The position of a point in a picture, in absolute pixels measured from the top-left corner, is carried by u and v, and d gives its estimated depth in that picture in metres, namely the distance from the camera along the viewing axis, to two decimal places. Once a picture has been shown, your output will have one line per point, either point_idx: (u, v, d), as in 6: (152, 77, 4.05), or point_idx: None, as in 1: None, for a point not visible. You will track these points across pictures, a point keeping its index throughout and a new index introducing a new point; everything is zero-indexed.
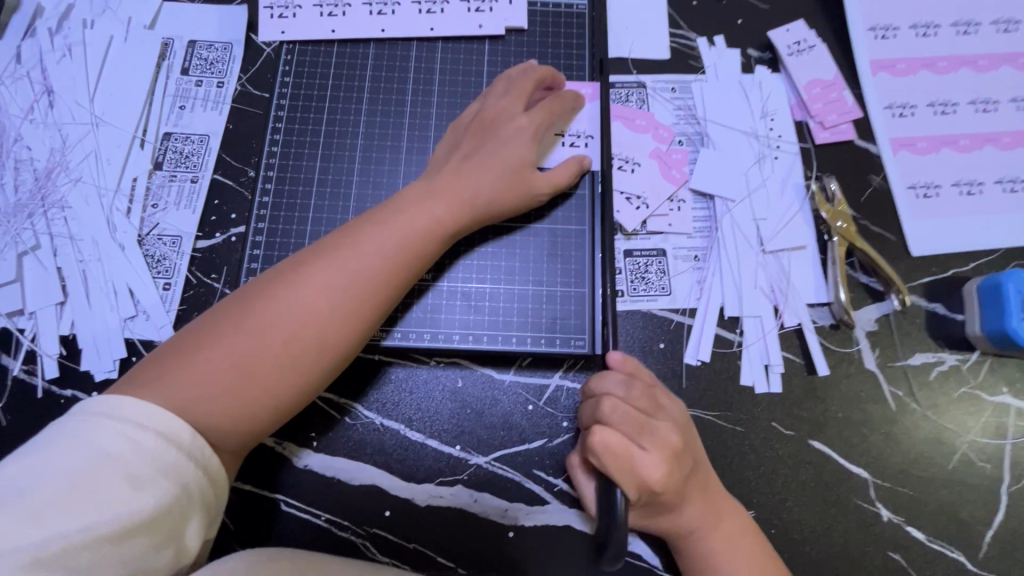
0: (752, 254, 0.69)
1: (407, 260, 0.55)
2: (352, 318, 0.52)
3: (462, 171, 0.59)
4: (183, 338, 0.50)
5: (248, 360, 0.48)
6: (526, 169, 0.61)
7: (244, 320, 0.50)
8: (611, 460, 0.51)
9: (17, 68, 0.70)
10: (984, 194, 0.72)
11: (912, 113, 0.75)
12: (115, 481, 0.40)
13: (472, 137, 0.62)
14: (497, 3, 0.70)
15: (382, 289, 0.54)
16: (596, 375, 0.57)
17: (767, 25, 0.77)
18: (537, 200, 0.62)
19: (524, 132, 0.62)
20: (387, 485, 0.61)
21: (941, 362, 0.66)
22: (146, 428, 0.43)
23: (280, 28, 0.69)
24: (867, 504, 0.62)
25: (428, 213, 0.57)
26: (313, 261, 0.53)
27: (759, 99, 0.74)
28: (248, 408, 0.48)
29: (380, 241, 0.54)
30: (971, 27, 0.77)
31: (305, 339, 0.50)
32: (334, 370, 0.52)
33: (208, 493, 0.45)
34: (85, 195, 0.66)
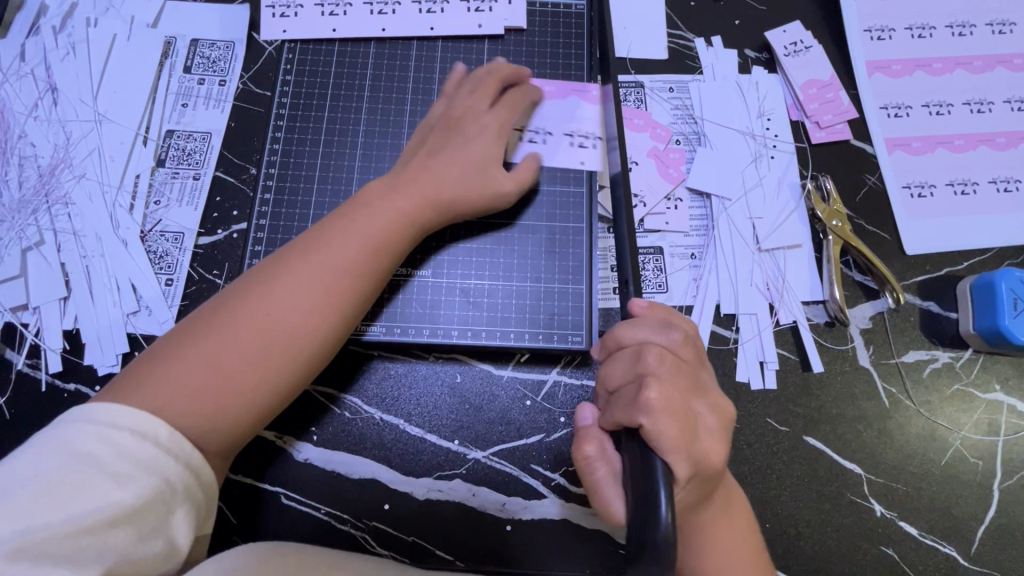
0: (747, 252, 0.70)
1: (376, 252, 0.55)
2: (323, 310, 0.52)
3: (428, 166, 0.60)
4: (156, 347, 0.50)
5: (222, 360, 0.49)
6: (490, 168, 0.61)
7: (215, 323, 0.50)
8: (670, 427, 0.43)
9: (21, 65, 0.70)
10: (978, 194, 0.73)
11: (907, 113, 0.75)
12: (92, 476, 0.40)
13: (437, 135, 0.62)
14: (497, 3, 0.71)
15: (352, 281, 0.54)
16: (626, 322, 0.50)
17: (764, 25, 0.78)
18: (499, 200, 0.62)
19: (490, 128, 0.61)
20: (387, 478, 0.61)
21: (935, 359, 0.67)
22: (121, 426, 0.43)
23: (283, 27, 0.70)
24: (860, 499, 0.62)
25: (394, 206, 0.57)
26: (280, 260, 0.53)
27: (756, 99, 0.75)
28: (226, 407, 0.48)
29: (349, 236, 0.55)
30: (967, 28, 0.78)
31: (277, 335, 0.51)
32: (312, 362, 0.53)
33: (192, 485, 0.45)
34: (88, 191, 0.67)
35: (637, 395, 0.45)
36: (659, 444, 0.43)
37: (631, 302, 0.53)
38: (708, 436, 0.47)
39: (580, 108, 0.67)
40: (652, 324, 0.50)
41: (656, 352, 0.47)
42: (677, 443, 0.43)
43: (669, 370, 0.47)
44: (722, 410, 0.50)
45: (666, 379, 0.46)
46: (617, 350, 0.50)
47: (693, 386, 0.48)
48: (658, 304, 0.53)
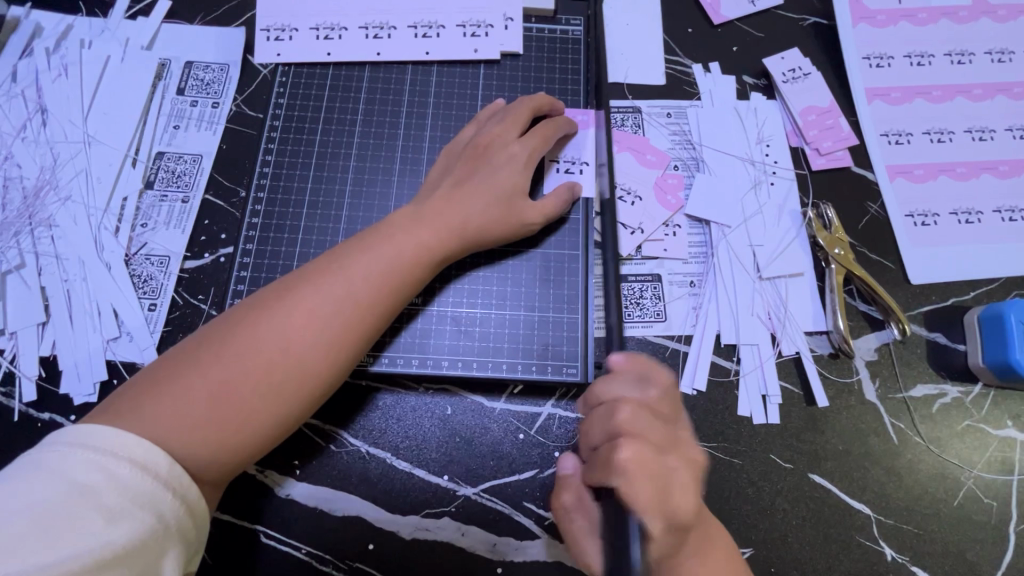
0: (748, 280, 0.68)
1: (392, 287, 0.54)
2: (335, 345, 0.51)
3: (452, 198, 0.59)
4: (161, 367, 0.48)
5: (227, 389, 0.47)
6: (519, 199, 0.60)
7: (225, 348, 0.48)
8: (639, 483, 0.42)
9: (13, 86, 0.70)
10: (983, 223, 0.71)
11: (908, 140, 0.75)
12: (87, 513, 0.39)
13: (464, 164, 0.61)
14: (494, 29, 0.71)
15: (367, 316, 0.52)
16: (605, 378, 0.49)
17: (761, 53, 0.78)
18: (528, 230, 0.61)
19: (517, 159, 0.61)
20: (372, 516, 0.58)
21: (944, 394, 0.64)
22: (122, 457, 0.42)
23: (277, 51, 0.70)
24: (870, 542, 0.59)
25: (415, 238, 0.56)
26: (296, 287, 0.52)
27: (754, 125, 0.74)
28: (227, 439, 0.47)
29: (366, 266, 0.53)
30: (965, 57, 0.78)
31: (285, 366, 0.49)
32: (318, 398, 0.51)
33: (185, 525, 0.43)
34: (73, 213, 0.65)
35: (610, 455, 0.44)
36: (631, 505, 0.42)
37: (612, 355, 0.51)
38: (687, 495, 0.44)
39: (578, 135, 0.67)
40: (628, 380, 0.49)
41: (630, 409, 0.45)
42: (652, 504, 0.42)
43: (644, 427, 0.45)
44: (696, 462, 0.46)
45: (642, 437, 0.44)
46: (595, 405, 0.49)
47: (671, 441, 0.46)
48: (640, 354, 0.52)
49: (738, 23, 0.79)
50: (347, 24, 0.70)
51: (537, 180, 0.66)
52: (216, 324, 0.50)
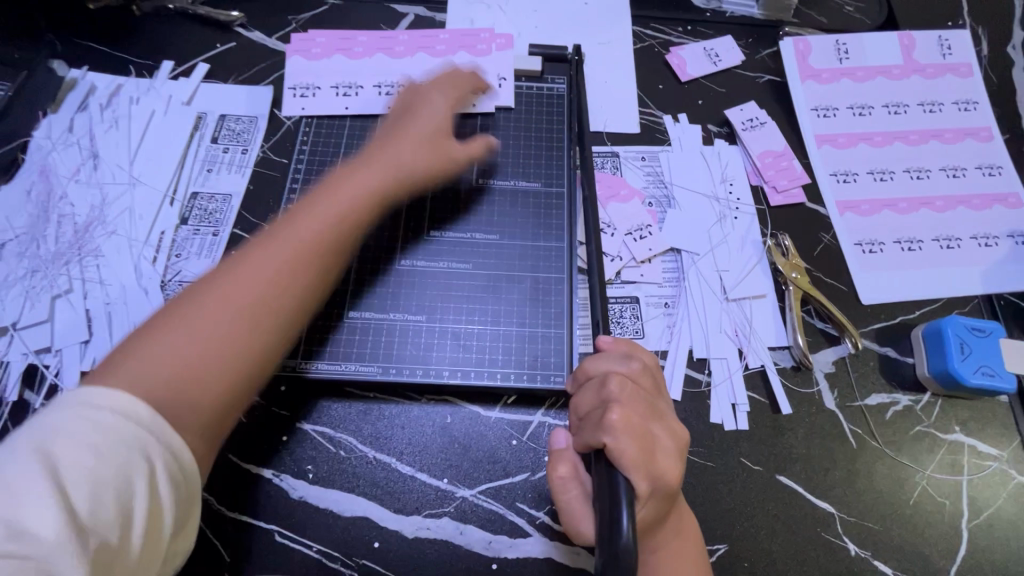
0: (717, 301, 0.76)
1: (354, 210, 0.64)
2: (303, 277, 0.59)
3: (393, 145, 0.71)
4: (141, 332, 0.53)
5: (211, 332, 0.53)
6: (445, 138, 0.74)
7: (203, 301, 0.55)
8: (630, 442, 0.48)
9: (69, 136, 0.80)
10: (924, 250, 0.80)
11: (854, 179, 0.85)
12: (80, 454, 0.41)
13: (389, 131, 0.73)
14: (489, 88, 0.82)
15: (331, 241, 0.62)
16: (593, 355, 0.56)
17: (723, 106, 0.89)
18: (456, 165, 0.74)
19: (441, 100, 0.76)
20: (378, 516, 0.64)
21: (896, 402, 0.71)
22: (107, 408, 0.44)
23: (301, 105, 0.80)
24: (835, 538, 0.65)
25: (355, 189, 0.65)
26: (264, 243, 0.59)
27: (719, 167, 0.84)
28: (218, 377, 0.52)
29: (314, 215, 0.62)
30: (901, 108, 0.89)
31: (255, 306, 0.55)
32: (289, 330, 0.58)
33: (172, 465, 0.45)
34: (117, 245, 0.74)
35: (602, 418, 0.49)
36: (620, 461, 0.47)
37: (597, 336, 0.58)
38: (666, 455, 0.50)
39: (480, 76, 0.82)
40: (615, 356, 0.55)
41: (617, 380, 0.52)
42: (637, 458, 0.47)
43: (629, 395, 0.52)
44: (678, 432, 0.53)
45: (626, 405, 0.51)
46: (585, 380, 0.55)
47: (652, 410, 0.52)
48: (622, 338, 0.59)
49: (702, 80, 0.90)
50: (362, 83, 0.81)
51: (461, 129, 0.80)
52: (192, 288, 0.56)
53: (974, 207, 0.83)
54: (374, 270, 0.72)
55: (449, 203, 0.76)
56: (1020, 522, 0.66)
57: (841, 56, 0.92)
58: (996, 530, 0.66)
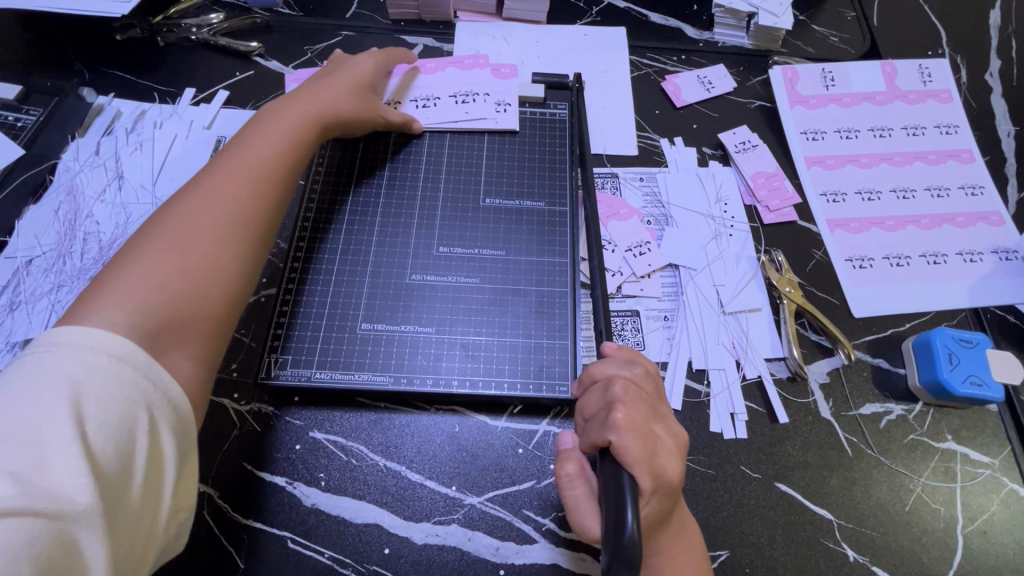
0: (714, 314, 0.79)
1: (293, 145, 0.69)
2: (260, 193, 0.63)
3: (322, 87, 0.77)
4: (106, 265, 0.54)
5: (180, 247, 0.56)
6: (367, 93, 0.80)
7: (166, 226, 0.57)
8: (633, 439, 0.50)
9: (96, 159, 0.84)
10: (912, 265, 0.84)
11: (843, 199, 0.89)
12: (81, 403, 0.43)
13: (309, 85, 0.78)
14: (479, 98, 0.87)
15: (278, 162, 0.66)
16: (598, 360, 0.59)
17: (716, 130, 0.94)
18: (384, 117, 0.81)
19: (362, 63, 0.82)
20: (389, 523, 0.65)
21: (890, 412, 0.74)
22: (96, 350, 0.46)
23: None
24: (834, 544, 0.66)
25: (289, 125, 0.71)
26: (210, 175, 0.63)
27: (714, 187, 0.88)
28: (196, 288, 0.55)
29: (257, 149, 0.66)
30: (886, 131, 0.94)
31: (217, 232, 0.59)
32: (257, 252, 0.62)
33: (168, 407, 0.47)
34: None
35: (607, 417, 0.52)
36: (624, 456, 0.49)
37: (603, 343, 0.62)
38: (668, 454, 0.52)
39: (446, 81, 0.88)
40: (619, 361, 0.58)
41: (621, 382, 0.55)
42: (641, 454, 0.49)
43: (632, 396, 0.54)
44: (679, 433, 0.55)
45: (630, 406, 0.54)
46: (590, 383, 0.58)
47: (654, 412, 0.54)
48: (627, 347, 0.62)
49: (696, 106, 0.95)
50: None
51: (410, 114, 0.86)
52: (151, 220, 0.59)
53: (958, 225, 0.87)
54: (386, 285, 0.75)
55: (457, 219, 0.80)
56: (1014, 528, 0.68)
57: (827, 83, 0.98)
58: (992, 536, 0.67)
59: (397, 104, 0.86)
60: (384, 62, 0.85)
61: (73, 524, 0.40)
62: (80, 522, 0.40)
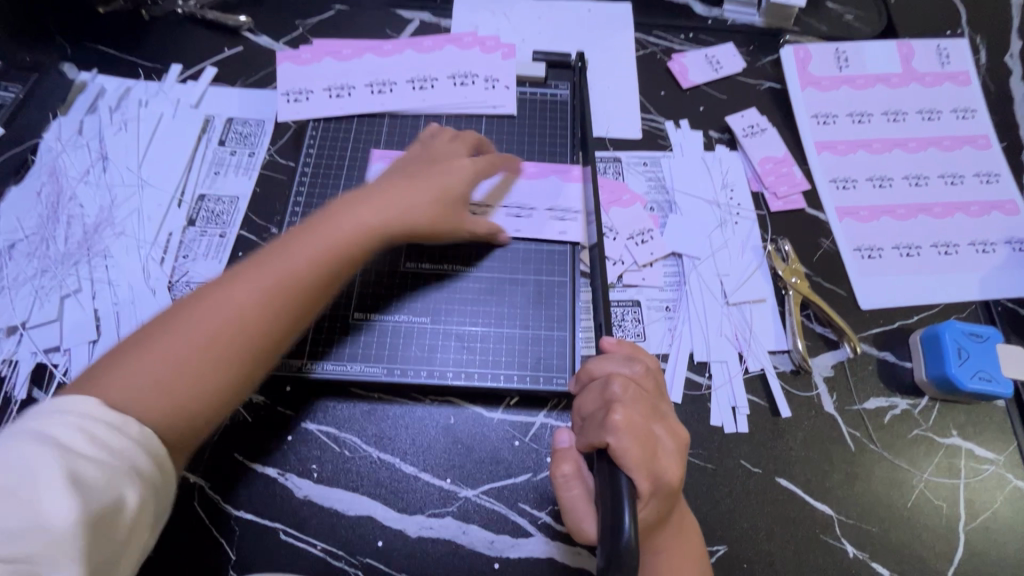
0: (717, 305, 0.77)
1: (341, 255, 0.61)
2: (287, 304, 0.57)
3: (407, 187, 0.67)
4: (137, 332, 0.54)
5: (188, 355, 0.53)
6: (457, 199, 0.70)
7: (191, 310, 0.55)
8: (631, 442, 0.48)
9: (79, 138, 0.81)
10: (922, 256, 0.81)
11: (854, 186, 0.86)
12: (70, 445, 0.44)
13: (407, 169, 0.70)
14: (477, 80, 0.83)
15: (321, 274, 0.59)
16: (598, 357, 0.56)
17: (724, 112, 0.90)
18: (465, 227, 0.71)
19: (459, 168, 0.71)
20: (382, 515, 0.64)
21: (895, 406, 0.72)
22: (88, 412, 0.47)
23: (296, 110, 0.81)
24: (834, 540, 0.65)
25: (358, 219, 0.63)
26: (248, 266, 0.58)
27: (719, 173, 0.85)
28: (192, 393, 0.52)
29: (311, 242, 0.60)
30: (900, 115, 0.90)
31: (234, 336, 0.54)
32: (269, 360, 0.57)
33: (149, 460, 0.48)
34: (125, 245, 0.75)
35: (605, 418, 0.50)
36: (621, 458, 0.47)
37: (602, 338, 0.59)
38: (668, 456, 0.50)
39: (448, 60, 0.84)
40: (618, 358, 0.56)
41: (620, 381, 0.53)
42: (640, 457, 0.48)
43: (632, 395, 0.52)
44: (678, 435, 0.53)
45: (630, 406, 0.52)
46: (589, 381, 0.56)
47: (654, 412, 0.53)
48: (627, 341, 0.60)
49: (703, 87, 0.92)
50: (354, 83, 0.82)
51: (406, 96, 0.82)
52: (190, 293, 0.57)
53: (971, 214, 0.84)
54: (379, 272, 0.73)
55: None
56: (1016, 525, 0.67)
57: (840, 64, 0.94)
58: (993, 533, 0.66)
59: (489, 207, 0.76)
60: (484, 172, 0.73)
61: (48, 554, 0.40)
62: (55, 552, 0.41)
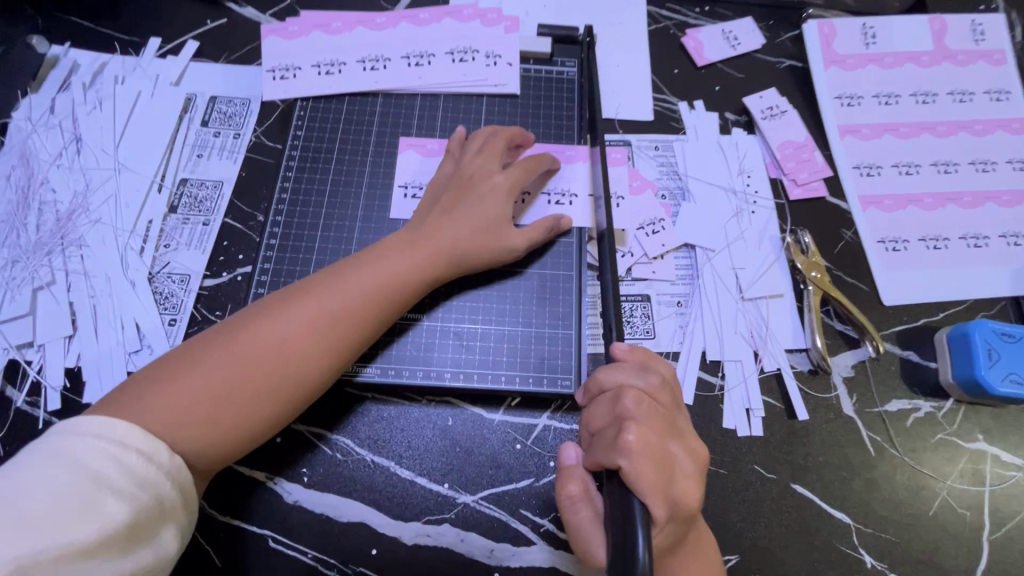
0: (731, 300, 0.72)
1: (383, 302, 0.60)
2: (328, 348, 0.57)
3: (453, 222, 0.64)
4: (184, 351, 0.55)
5: (225, 394, 0.53)
6: (504, 228, 0.66)
7: (236, 342, 0.55)
8: (647, 464, 0.44)
9: (51, 118, 0.76)
10: (950, 249, 0.77)
11: (878, 173, 0.80)
12: (107, 484, 0.45)
13: (452, 193, 0.66)
14: (478, 55, 0.77)
15: (364, 318, 0.59)
16: (607, 366, 0.52)
17: (741, 93, 0.84)
18: (511, 254, 0.66)
19: (500, 189, 0.66)
20: (376, 522, 0.61)
21: (917, 409, 0.68)
22: (130, 448, 0.47)
23: (283, 88, 0.75)
24: (850, 550, 0.62)
25: (405, 262, 0.62)
26: (296, 303, 0.57)
27: (736, 158, 0.80)
28: (231, 428, 0.53)
29: (358, 282, 0.59)
30: (930, 97, 0.85)
31: (276, 376, 0.55)
32: (306, 400, 0.58)
33: (177, 503, 0.49)
34: (102, 234, 0.70)
35: (617, 437, 0.46)
36: (635, 482, 0.44)
37: (612, 344, 0.54)
38: (685, 478, 0.47)
39: (445, 32, 0.78)
40: (631, 368, 0.52)
41: (634, 395, 0.49)
42: (656, 482, 0.44)
43: (647, 411, 0.48)
44: (697, 453, 0.50)
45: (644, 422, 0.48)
46: (599, 393, 0.52)
47: (670, 429, 0.49)
48: (640, 347, 0.55)
49: (719, 65, 0.86)
50: (345, 59, 0.76)
51: (400, 72, 0.76)
52: (235, 318, 0.57)
53: (1003, 204, 0.79)
54: None
55: None
56: None
57: (867, 40, 0.87)
58: (1018, 543, 0.63)
59: (529, 196, 0.71)
60: (521, 186, 0.68)
61: None
62: None
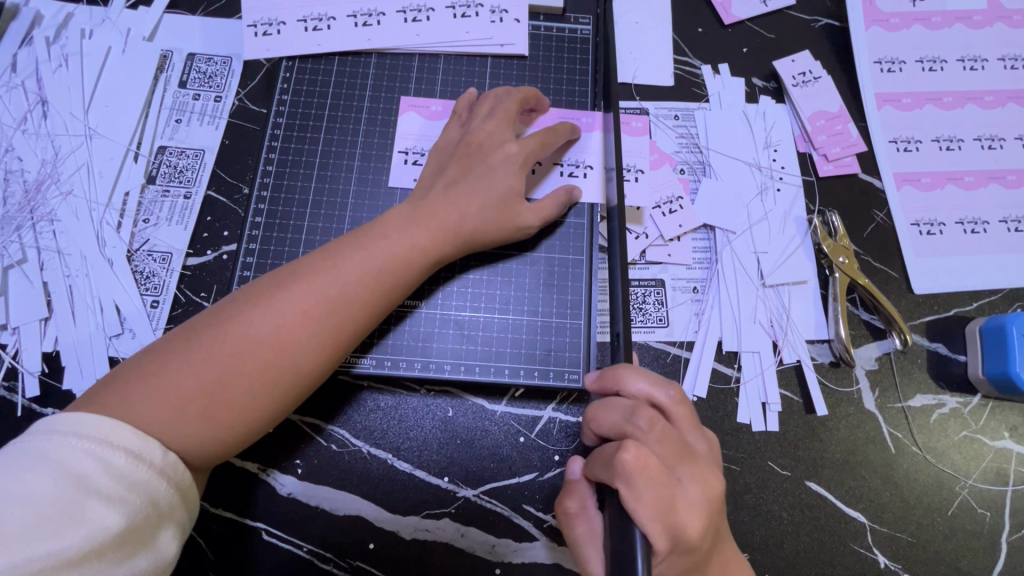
0: (751, 287, 0.68)
1: (388, 283, 0.55)
2: (332, 333, 0.52)
3: (461, 196, 0.59)
4: (166, 344, 0.49)
5: (221, 388, 0.48)
6: (515, 204, 0.60)
7: (228, 329, 0.49)
8: (649, 494, 0.44)
9: (13, 77, 0.69)
10: (988, 233, 0.71)
11: (917, 148, 0.74)
12: (97, 488, 0.40)
13: (457, 164, 0.61)
14: (482, 9, 0.69)
15: (369, 300, 0.54)
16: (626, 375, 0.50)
17: (772, 56, 0.76)
18: (523, 233, 0.61)
19: (511, 159, 0.60)
20: (373, 516, 0.59)
21: (942, 404, 0.65)
22: (119, 448, 0.43)
23: (266, 46, 0.68)
24: (864, 549, 0.60)
25: (410, 240, 0.56)
26: (292, 286, 0.52)
27: (763, 129, 0.74)
28: (231, 423, 0.48)
29: (361, 262, 0.54)
30: (978, 62, 0.77)
31: (276, 364, 0.50)
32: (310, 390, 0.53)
33: (176, 504, 0.45)
34: (75, 208, 0.65)
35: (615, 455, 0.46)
36: (634, 511, 0.44)
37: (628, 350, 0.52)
38: (691, 508, 0.46)
39: None
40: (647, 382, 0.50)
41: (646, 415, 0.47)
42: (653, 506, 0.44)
43: (658, 434, 0.47)
44: (714, 485, 0.49)
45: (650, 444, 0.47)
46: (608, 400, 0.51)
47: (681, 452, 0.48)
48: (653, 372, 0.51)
49: (748, 24, 0.77)
50: (334, 13, 0.69)
51: (396, 27, 0.69)
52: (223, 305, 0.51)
53: None
54: None
55: None
56: None
57: None
58: None
59: (541, 165, 0.66)
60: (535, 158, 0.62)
61: None
62: None
